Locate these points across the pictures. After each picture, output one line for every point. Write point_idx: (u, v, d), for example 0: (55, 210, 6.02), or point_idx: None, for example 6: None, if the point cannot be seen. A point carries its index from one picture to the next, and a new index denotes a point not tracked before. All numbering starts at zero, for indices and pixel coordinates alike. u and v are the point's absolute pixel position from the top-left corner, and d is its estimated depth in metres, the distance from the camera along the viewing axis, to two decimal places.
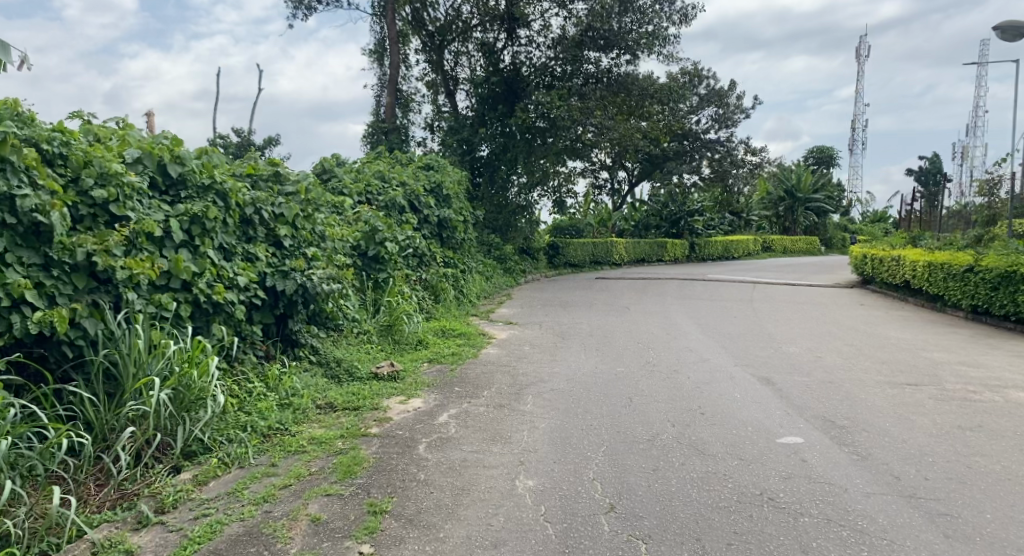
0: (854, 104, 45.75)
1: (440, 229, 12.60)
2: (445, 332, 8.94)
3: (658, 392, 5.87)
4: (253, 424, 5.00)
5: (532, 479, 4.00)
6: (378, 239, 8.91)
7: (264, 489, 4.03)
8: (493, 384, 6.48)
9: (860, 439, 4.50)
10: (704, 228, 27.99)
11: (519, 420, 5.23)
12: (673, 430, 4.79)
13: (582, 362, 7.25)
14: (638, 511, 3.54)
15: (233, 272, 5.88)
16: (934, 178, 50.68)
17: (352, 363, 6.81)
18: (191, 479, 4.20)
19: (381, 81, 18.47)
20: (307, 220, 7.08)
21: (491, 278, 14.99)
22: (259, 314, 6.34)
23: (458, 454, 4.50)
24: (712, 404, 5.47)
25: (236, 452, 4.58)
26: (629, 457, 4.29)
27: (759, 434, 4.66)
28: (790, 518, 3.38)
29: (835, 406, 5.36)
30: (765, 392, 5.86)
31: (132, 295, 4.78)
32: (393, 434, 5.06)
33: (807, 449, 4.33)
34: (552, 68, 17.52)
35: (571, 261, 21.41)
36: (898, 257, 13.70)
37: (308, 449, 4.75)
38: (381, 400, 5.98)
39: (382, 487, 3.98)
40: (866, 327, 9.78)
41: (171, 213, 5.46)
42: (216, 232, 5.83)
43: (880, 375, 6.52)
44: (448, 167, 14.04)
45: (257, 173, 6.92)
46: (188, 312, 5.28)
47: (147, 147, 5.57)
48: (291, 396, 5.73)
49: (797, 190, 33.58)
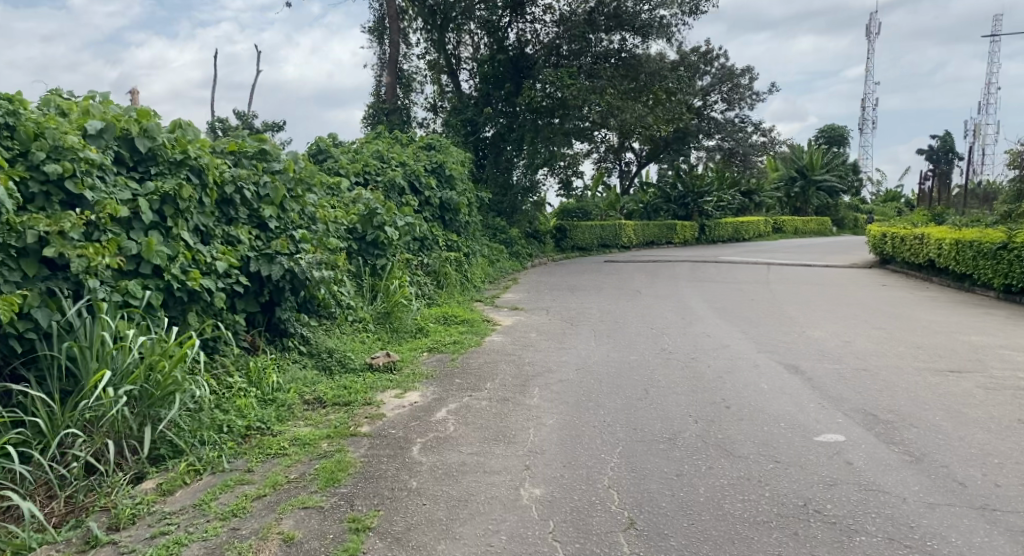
0: (866, 83, 44.78)
1: (443, 211, 12.02)
2: (447, 319, 8.42)
3: (677, 383, 5.37)
4: (231, 424, 4.53)
5: (539, 487, 3.51)
6: (376, 223, 8.37)
7: (235, 501, 3.55)
8: (497, 375, 5.99)
9: (911, 437, 3.99)
10: (715, 209, 27.33)
11: (524, 416, 4.74)
12: (696, 427, 4.29)
13: (592, 350, 6.75)
14: (663, 528, 3.04)
15: (211, 258, 5.40)
16: (946, 157, 49.71)
17: (345, 354, 6.31)
18: (153, 489, 3.71)
19: (381, 60, 17.87)
20: (295, 201, 6.60)
21: (497, 262, 14.51)
22: (242, 302, 5.85)
23: (457, 457, 4.01)
24: (738, 396, 4.97)
25: (209, 456, 4.11)
26: (649, 460, 3.78)
27: (794, 431, 4.15)
28: (844, 537, 2.88)
29: (875, 398, 4.84)
30: (794, 381, 5.36)
31: (94, 283, 4.29)
32: (386, 433, 4.56)
33: (852, 448, 3.82)
34: (561, 47, 16.85)
35: (579, 244, 20.94)
36: (921, 236, 13.09)
37: (290, 451, 4.27)
38: (374, 394, 5.50)
39: (368, 498, 3.49)
40: (894, 309, 9.24)
41: (138, 191, 4.95)
42: (191, 212, 5.34)
43: (919, 361, 5.99)
44: (450, 147, 13.45)
45: (240, 150, 6.41)
46: (160, 300, 4.80)
47: (111, 118, 5.03)
48: (275, 391, 5.26)
49: (810, 170, 32.88)
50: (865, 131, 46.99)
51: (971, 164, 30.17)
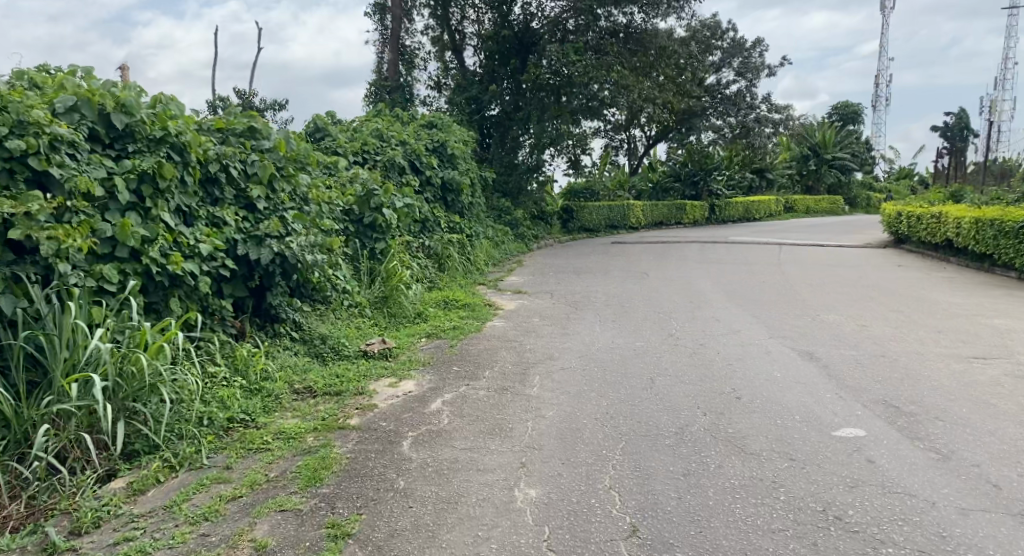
0: (879, 58, 43.81)
1: (444, 192, 11.68)
2: (447, 303, 8.16)
3: (685, 372, 5.09)
4: (211, 416, 4.28)
5: (535, 489, 3.25)
6: (373, 205, 8.07)
7: (208, 502, 3.33)
8: (497, 362, 5.74)
9: (936, 431, 3.71)
10: (725, 188, 26.86)
11: (522, 408, 4.48)
12: (705, 420, 4.02)
13: (596, 336, 6.48)
14: (668, 536, 2.78)
15: (194, 240, 5.14)
16: (961, 135, 48.62)
17: (338, 340, 6.05)
18: (123, 489, 3.50)
19: (383, 36, 17.46)
20: (287, 181, 6.32)
21: (501, 244, 14.22)
22: (230, 286, 5.58)
23: (449, 453, 3.75)
24: (749, 386, 4.69)
25: (186, 452, 3.89)
26: (655, 458, 3.51)
27: (810, 425, 3.86)
28: (867, 548, 2.61)
29: (896, 388, 4.56)
30: (809, 370, 5.07)
31: (65, 268, 4.08)
32: (376, 426, 4.30)
33: (873, 445, 3.54)
34: (567, 22, 16.41)
35: (586, 225, 20.67)
36: (938, 214, 12.69)
37: (273, 446, 4.03)
38: (366, 383, 5.25)
39: (350, 500, 3.24)
40: (911, 290, 8.91)
41: (114, 169, 4.70)
42: (172, 192, 5.08)
43: (940, 347, 5.69)
44: (453, 125, 13.09)
45: (227, 127, 6.13)
46: (137, 284, 4.56)
47: (85, 93, 4.77)
48: (262, 381, 5.01)
49: (823, 147, 32.26)
50: (878, 109, 46.14)
51: (987, 141, 29.54)
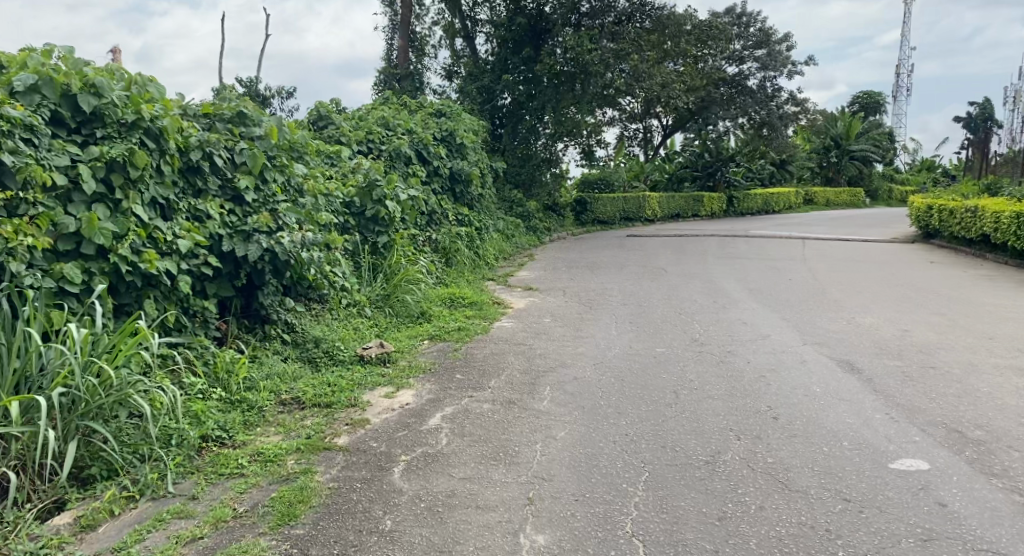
0: (901, 48, 42.74)
1: (453, 182, 11.15)
2: (454, 301, 7.64)
3: (713, 385, 4.56)
4: (182, 434, 3.79)
5: (542, 535, 2.76)
6: (375, 196, 7.56)
7: (162, 545, 2.86)
8: (504, 370, 5.23)
9: (1013, 466, 3.18)
10: (743, 180, 26.24)
11: (531, 426, 3.97)
12: (740, 447, 3.50)
13: (613, 340, 5.96)
14: None
15: (172, 235, 4.65)
16: (984, 125, 47.18)
17: (333, 343, 5.56)
18: (68, 525, 3.04)
19: (393, 23, 16.95)
20: (279, 172, 5.81)
21: (512, 238, 13.72)
22: (215, 285, 5.11)
23: (445, 484, 3.25)
24: (786, 403, 4.16)
25: (149, 477, 3.42)
26: (685, 495, 3.01)
27: (862, 455, 3.34)
28: None
29: (955, 407, 4.01)
30: (853, 383, 4.53)
31: (15, 269, 3.62)
32: (365, 448, 3.81)
33: (941, 483, 3.01)
34: (580, 6, 15.43)
35: (600, 217, 20.15)
36: (975, 208, 12.00)
37: (249, 471, 3.55)
38: (361, 394, 4.75)
39: (326, 545, 2.77)
40: (952, 291, 8.28)
41: (80, 157, 4.23)
42: (147, 182, 4.60)
43: (996, 358, 5.12)
44: (462, 114, 12.54)
45: (215, 113, 5.63)
46: (103, 284, 4.10)
47: (48, 72, 4.29)
48: (245, 391, 4.54)
49: (844, 138, 31.34)
50: (900, 99, 45.09)
51: (1014, 132, 28.60)
